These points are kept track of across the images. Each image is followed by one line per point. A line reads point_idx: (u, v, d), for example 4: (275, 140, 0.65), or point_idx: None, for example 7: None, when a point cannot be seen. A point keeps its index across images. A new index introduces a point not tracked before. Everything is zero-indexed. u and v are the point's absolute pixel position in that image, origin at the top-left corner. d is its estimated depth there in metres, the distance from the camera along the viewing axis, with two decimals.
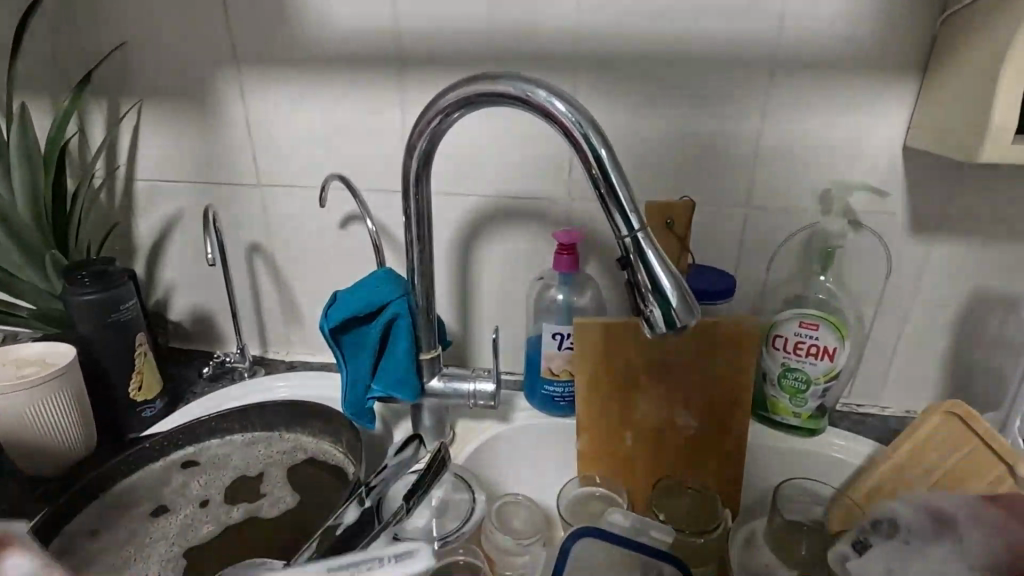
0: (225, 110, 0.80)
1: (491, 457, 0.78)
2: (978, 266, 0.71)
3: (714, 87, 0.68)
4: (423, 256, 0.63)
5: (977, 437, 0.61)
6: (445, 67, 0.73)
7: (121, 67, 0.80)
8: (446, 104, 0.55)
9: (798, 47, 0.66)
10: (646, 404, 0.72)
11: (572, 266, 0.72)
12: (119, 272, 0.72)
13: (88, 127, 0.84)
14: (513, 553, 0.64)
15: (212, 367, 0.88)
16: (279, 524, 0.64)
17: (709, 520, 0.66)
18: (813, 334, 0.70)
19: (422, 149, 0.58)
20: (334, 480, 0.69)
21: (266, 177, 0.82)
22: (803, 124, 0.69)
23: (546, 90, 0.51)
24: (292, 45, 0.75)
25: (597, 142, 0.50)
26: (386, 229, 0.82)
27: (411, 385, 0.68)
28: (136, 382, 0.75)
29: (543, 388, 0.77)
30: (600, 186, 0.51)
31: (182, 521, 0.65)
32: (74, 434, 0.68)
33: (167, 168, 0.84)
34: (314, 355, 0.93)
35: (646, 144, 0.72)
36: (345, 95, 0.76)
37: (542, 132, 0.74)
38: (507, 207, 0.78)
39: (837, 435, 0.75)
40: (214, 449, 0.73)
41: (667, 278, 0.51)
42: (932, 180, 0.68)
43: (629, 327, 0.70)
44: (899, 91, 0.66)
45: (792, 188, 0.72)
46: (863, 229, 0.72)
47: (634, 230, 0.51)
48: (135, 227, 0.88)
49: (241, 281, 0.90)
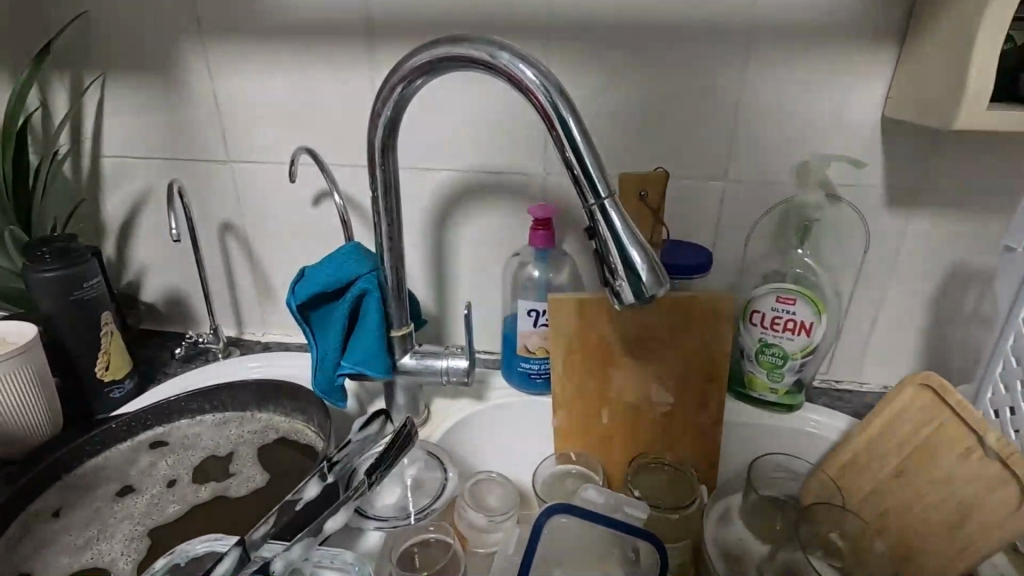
0: (190, 83, 0.77)
1: (467, 435, 0.77)
2: (956, 239, 0.71)
3: (690, 56, 0.67)
4: (391, 229, 0.62)
5: (949, 408, 0.60)
6: (417, 37, 0.71)
7: (82, 39, 0.77)
8: (410, 69, 0.53)
9: (777, 13, 0.64)
10: (622, 380, 0.72)
11: (547, 242, 0.71)
12: (81, 249, 0.70)
13: (50, 101, 0.81)
14: (487, 530, 0.63)
15: (184, 348, 0.87)
16: (247, 503, 0.63)
17: (683, 496, 0.66)
18: (789, 309, 0.69)
19: (386, 117, 0.56)
20: (305, 458, 0.68)
21: (236, 153, 0.80)
22: (781, 94, 0.67)
23: (510, 52, 0.49)
24: (258, 13, 0.73)
25: (563, 108, 0.49)
26: (360, 206, 0.81)
27: (382, 362, 0.67)
28: (102, 362, 0.73)
29: (519, 366, 0.77)
30: (568, 155, 0.49)
31: (148, 501, 0.64)
32: (36, 415, 0.67)
33: (133, 143, 0.82)
34: (291, 336, 0.92)
35: (622, 116, 0.70)
36: (313, 67, 0.74)
37: (516, 104, 0.72)
38: (479, 182, 0.77)
39: (813, 410, 0.75)
40: (184, 429, 0.72)
41: (635, 247, 0.50)
42: (909, 152, 0.67)
43: (604, 302, 0.69)
44: (877, 60, 0.64)
45: (770, 161, 0.70)
46: (841, 203, 0.71)
47: (602, 200, 0.49)
48: (103, 205, 0.86)
49: (213, 260, 0.88)
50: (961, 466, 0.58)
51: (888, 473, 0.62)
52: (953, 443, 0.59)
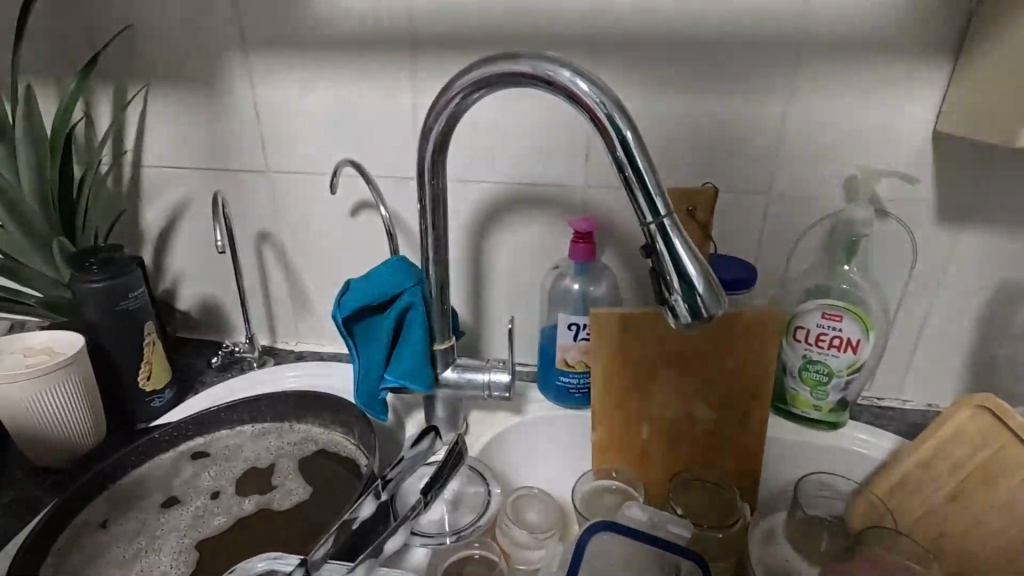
0: (233, 94, 0.78)
1: (504, 449, 0.76)
2: (1007, 257, 0.69)
3: (738, 69, 0.66)
4: (438, 243, 0.62)
5: (1010, 432, 0.59)
6: (460, 51, 0.71)
7: (128, 51, 0.78)
8: (465, 84, 0.53)
9: (826, 28, 0.63)
10: (664, 396, 0.71)
11: (588, 255, 0.70)
12: (127, 260, 0.70)
13: (94, 113, 0.82)
14: (530, 548, 0.62)
15: (221, 357, 0.87)
16: (291, 517, 0.63)
17: (729, 515, 0.65)
18: (835, 326, 0.68)
19: (438, 132, 0.56)
20: (346, 471, 0.68)
21: (276, 163, 0.80)
22: (829, 109, 0.66)
23: (570, 69, 0.49)
24: (303, 26, 0.73)
25: (621, 123, 0.48)
26: (396, 216, 0.81)
27: (424, 376, 0.67)
28: (145, 372, 0.74)
29: (557, 379, 0.76)
30: (626, 169, 0.49)
31: (193, 513, 0.64)
32: (82, 425, 0.68)
33: (174, 155, 0.83)
34: (324, 345, 0.92)
35: (665, 130, 0.70)
36: (357, 80, 0.74)
37: (559, 117, 0.72)
38: (520, 194, 0.76)
39: (858, 429, 0.74)
40: (224, 440, 0.72)
41: (693, 265, 0.49)
42: (962, 167, 0.66)
43: (648, 317, 0.68)
44: (931, 74, 0.63)
45: (817, 175, 0.69)
46: (889, 218, 0.70)
47: (660, 217, 0.49)
48: (143, 214, 0.87)
49: (250, 270, 0.88)
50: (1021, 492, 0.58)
51: (943, 495, 0.61)
52: (1017, 468, 0.58)
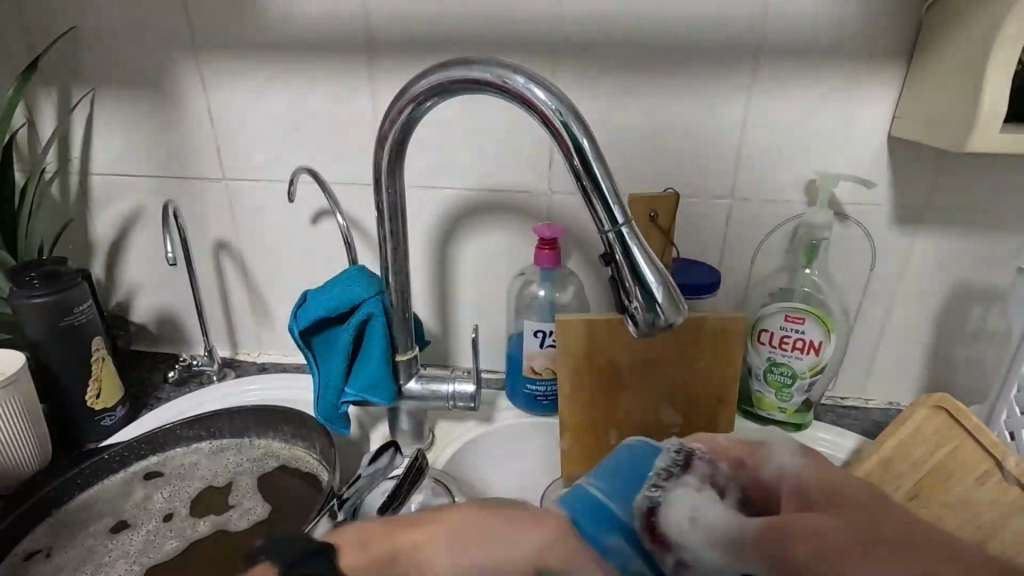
0: (186, 101, 0.75)
1: (471, 459, 0.75)
2: (961, 258, 0.71)
3: (697, 74, 0.66)
4: (397, 254, 0.61)
5: (964, 431, 0.60)
6: (419, 56, 0.69)
7: (71, 53, 0.75)
8: (420, 91, 0.52)
9: (783, 34, 0.64)
10: (631, 403, 0.69)
11: (553, 261, 0.69)
12: (73, 272, 0.67)
13: (37, 118, 0.78)
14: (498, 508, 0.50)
15: (178, 371, 0.84)
16: (246, 538, 0.61)
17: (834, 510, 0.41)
18: (799, 328, 0.68)
19: (393, 140, 0.55)
20: (308, 487, 0.66)
21: (231, 170, 0.78)
22: (786, 114, 0.67)
23: (525, 76, 0.49)
24: (256, 29, 0.71)
25: (578, 131, 0.48)
26: (359, 224, 0.79)
27: (386, 387, 0.65)
28: (94, 389, 0.71)
29: (525, 387, 0.75)
30: (583, 178, 0.49)
31: (144, 538, 0.62)
32: (25, 448, 0.64)
33: (124, 162, 0.80)
34: (287, 357, 0.90)
35: (627, 135, 0.70)
36: (313, 85, 0.72)
37: (520, 123, 0.71)
38: (484, 201, 0.75)
39: (822, 429, 0.74)
40: (180, 459, 0.70)
41: (652, 272, 0.49)
42: (916, 171, 0.67)
43: (613, 325, 0.66)
44: (885, 82, 0.64)
45: (777, 178, 0.70)
46: (849, 221, 0.71)
47: (618, 224, 0.48)
48: (93, 224, 0.83)
49: (208, 279, 0.85)
50: (979, 489, 0.58)
51: (902, 496, 0.60)
52: (970, 468, 0.59)
